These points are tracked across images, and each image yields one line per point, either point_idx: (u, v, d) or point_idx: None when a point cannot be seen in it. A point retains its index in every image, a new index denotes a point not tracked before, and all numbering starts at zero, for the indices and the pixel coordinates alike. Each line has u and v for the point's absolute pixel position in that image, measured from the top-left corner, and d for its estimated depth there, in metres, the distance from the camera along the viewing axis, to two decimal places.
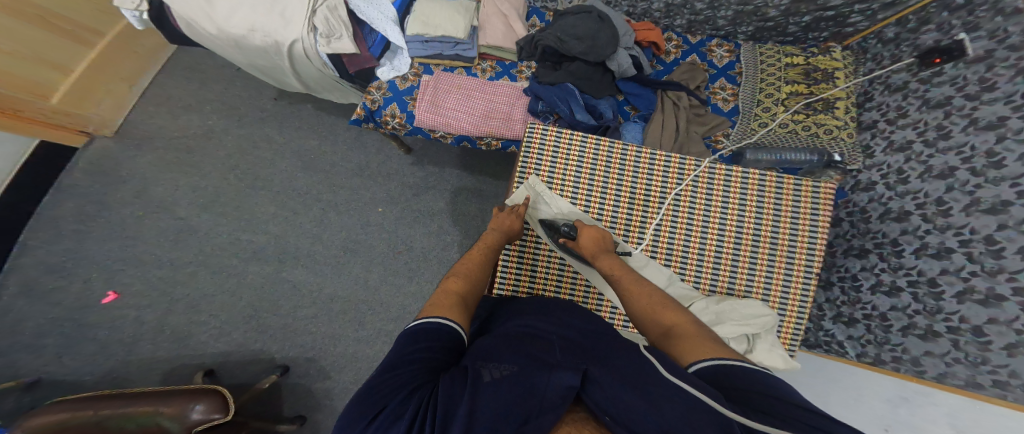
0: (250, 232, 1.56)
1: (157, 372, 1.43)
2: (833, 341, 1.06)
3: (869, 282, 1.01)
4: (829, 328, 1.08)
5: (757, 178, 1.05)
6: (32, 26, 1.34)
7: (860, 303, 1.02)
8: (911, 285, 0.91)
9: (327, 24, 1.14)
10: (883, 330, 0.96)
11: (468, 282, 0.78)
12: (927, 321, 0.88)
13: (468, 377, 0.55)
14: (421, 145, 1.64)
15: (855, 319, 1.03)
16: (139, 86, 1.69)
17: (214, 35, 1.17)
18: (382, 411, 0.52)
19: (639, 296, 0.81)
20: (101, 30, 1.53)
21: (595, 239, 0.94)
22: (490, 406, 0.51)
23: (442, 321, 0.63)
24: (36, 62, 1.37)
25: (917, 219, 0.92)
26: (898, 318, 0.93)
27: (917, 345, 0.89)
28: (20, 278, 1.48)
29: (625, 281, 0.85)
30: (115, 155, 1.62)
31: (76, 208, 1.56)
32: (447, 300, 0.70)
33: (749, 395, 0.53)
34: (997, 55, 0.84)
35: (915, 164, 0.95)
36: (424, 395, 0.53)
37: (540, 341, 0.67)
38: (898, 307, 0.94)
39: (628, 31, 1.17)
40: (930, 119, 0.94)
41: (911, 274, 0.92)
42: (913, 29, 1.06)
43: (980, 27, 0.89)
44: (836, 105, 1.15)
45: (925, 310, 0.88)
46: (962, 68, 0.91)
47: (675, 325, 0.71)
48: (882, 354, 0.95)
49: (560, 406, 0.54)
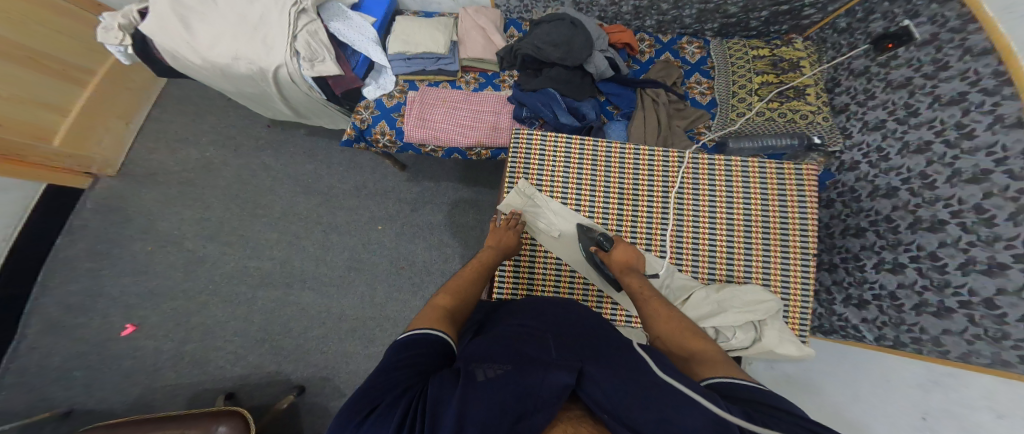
0: (256, 259, 1.60)
1: (180, 399, 1.47)
2: (849, 325, 1.02)
3: (872, 261, 0.98)
4: (842, 312, 1.04)
5: (741, 166, 1.07)
6: (24, 68, 1.39)
7: (867, 283, 0.98)
8: (913, 261, 0.89)
9: (309, 48, 1.15)
10: (896, 310, 0.91)
11: (456, 298, 0.79)
12: (938, 297, 0.84)
13: (460, 378, 0.56)
14: (414, 160, 1.67)
15: (866, 301, 0.98)
16: (136, 122, 1.74)
17: (199, 65, 1.20)
18: (376, 408, 0.54)
19: (661, 317, 0.81)
20: (92, 69, 1.58)
21: (629, 257, 0.97)
22: (483, 407, 0.53)
23: (430, 332, 0.66)
24: (30, 104, 1.41)
25: (906, 194, 0.91)
26: (909, 297, 0.89)
27: (933, 324, 0.84)
28: (43, 317, 1.53)
29: (652, 300, 0.86)
30: (121, 193, 1.67)
31: (90, 247, 1.61)
32: (434, 313, 0.72)
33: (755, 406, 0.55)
34: (942, 37, 0.87)
35: (892, 141, 0.96)
36: (415, 395, 0.55)
37: (531, 340, 0.68)
38: (905, 283, 0.90)
39: (601, 34, 1.18)
40: (896, 99, 0.97)
41: (911, 250, 0.89)
42: (862, 19, 1.09)
43: (920, 13, 0.93)
44: (806, 92, 1.16)
45: (934, 285, 0.85)
46: (914, 51, 0.94)
47: (697, 351, 0.71)
48: (900, 335, 0.89)
49: (555, 405, 0.57)
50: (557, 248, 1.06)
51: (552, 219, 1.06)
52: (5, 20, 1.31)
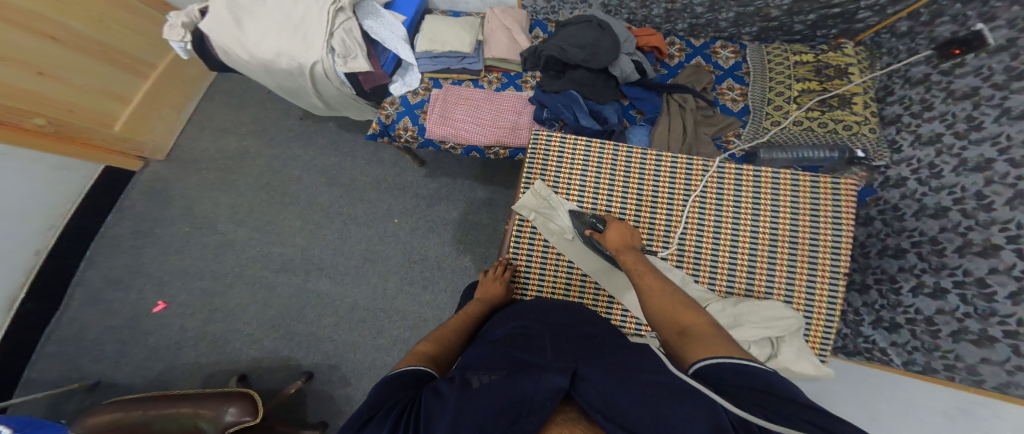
0: (279, 245, 1.66)
1: (197, 377, 1.52)
2: (875, 348, 0.94)
3: (909, 284, 0.90)
4: (869, 334, 0.96)
5: (771, 177, 1.00)
6: (96, 61, 1.55)
7: (902, 307, 0.91)
8: (957, 287, 0.81)
9: (343, 45, 1.21)
10: (930, 335, 0.85)
11: (437, 344, 0.80)
12: (979, 325, 0.77)
13: (456, 385, 0.58)
14: (433, 157, 1.69)
15: (897, 324, 0.91)
16: (186, 112, 1.86)
17: (246, 61, 1.29)
18: (375, 414, 0.58)
19: (653, 293, 0.78)
20: (153, 62, 1.73)
21: (624, 234, 0.93)
22: (474, 412, 0.54)
23: (416, 367, 0.69)
24: (98, 93, 1.57)
25: (957, 215, 0.83)
26: (947, 323, 0.82)
27: (971, 352, 0.77)
28: (86, 289, 1.64)
29: (645, 276, 0.82)
30: (166, 177, 1.78)
31: (134, 226, 1.72)
32: (414, 358, 0.73)
33: (739, 391, 0.51)
34: (1021, 43, 0.79)
35: (946, 158, 0.88)
36: (409, 402, 0.59)
37: (530, 344, 0.70)
38: (945, 310, 0.83)
39: (629, 37, 1.17)
40: (958, 111, 0.88)
41: (956, 275, 0.82)
42: (926, 23, 0.99)
43: (998, 16, 0.84)
44: (852, 101, 1.08)
45: (976, 313, 0.78)
46: (984, 59, 0.85)
47: (691, 325, 0.67)
48: (932, 362, 0.83)
49: (547, 408, 0.55)
50: (564, 245, 1.04)
51: (557, 215, 1.06)
52: (86, 19, 1.48)
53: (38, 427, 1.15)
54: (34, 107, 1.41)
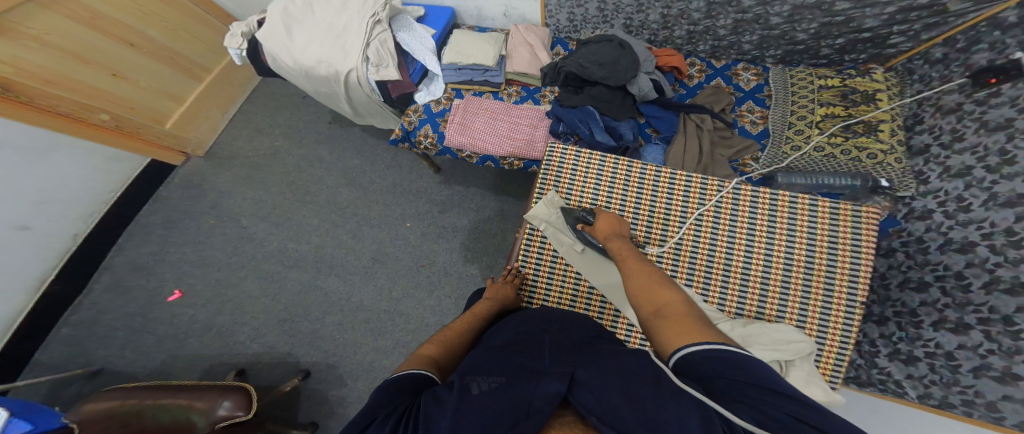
0: (295, 242, 1.70)
1: (198, 368, 1.54)
2: (889, 380, 0.91)
3: (931, 318, 0.87)
4: (885, 366, 0.93)
5: (788, 201, 0.97)
6: (161, 65, 1.71)
7: (921, 340, 0.87)
8: (982, 323, 0.78)
9: (377, 54, 1.29)
10: (950, 369, 0.82)
11: (443, 348, 0.78)
12: (1004, 363, 0.75)
13: (455, 390, 0.57)
14: (449, 165, 1.73)
15: (915, 358, 0.88)
16: (231, 112, 2.00)
17: (290, 67, 1.38)
18: (371, 424, 0.56)
19: (635, 273, 0.78)
20: (208, 67, 1.90)
21: (612, 222, 0.96)
22: (473, 418, 0.52)
23: (418, 370, 0.67)
24: (155, 92, 1.72)
25: (984, 251, 0.79)
26: (968, 359, 0.79)
27: (993, 388, 0.76)
28: (111, 274, 1.71)
29: (629, 262, 0.83)
30: (202, 172, 1.88)
31: (164, 217, 1.80)
32: (415, 361, 0.72)
33: (723, 385, 0.48)
34: None
35: (976, 191, 0.83)
36: (408, 408, 0.57)
37: (530, 348, 0.69)
38: (967, 345, 0.80)
39: (649, 56, 1.20)
40: (990, 143, 0.83)
41: (980, 312, 0.79)
42: (963, 49, 0.96)
43: None
44: (879, 128, 1.06)
45: (1001, 350, 0.75)
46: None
47: (665, 304, 0.66)
48: (949, 396, 0.82)
49: (544, 415, 0.53)
50: (566, 250, 1.03)
51: (557, 220, 1.06)
52: (160, 27, 1.67)
53: (36, 411, 1.15)
54: (105, 104, 1.57)
